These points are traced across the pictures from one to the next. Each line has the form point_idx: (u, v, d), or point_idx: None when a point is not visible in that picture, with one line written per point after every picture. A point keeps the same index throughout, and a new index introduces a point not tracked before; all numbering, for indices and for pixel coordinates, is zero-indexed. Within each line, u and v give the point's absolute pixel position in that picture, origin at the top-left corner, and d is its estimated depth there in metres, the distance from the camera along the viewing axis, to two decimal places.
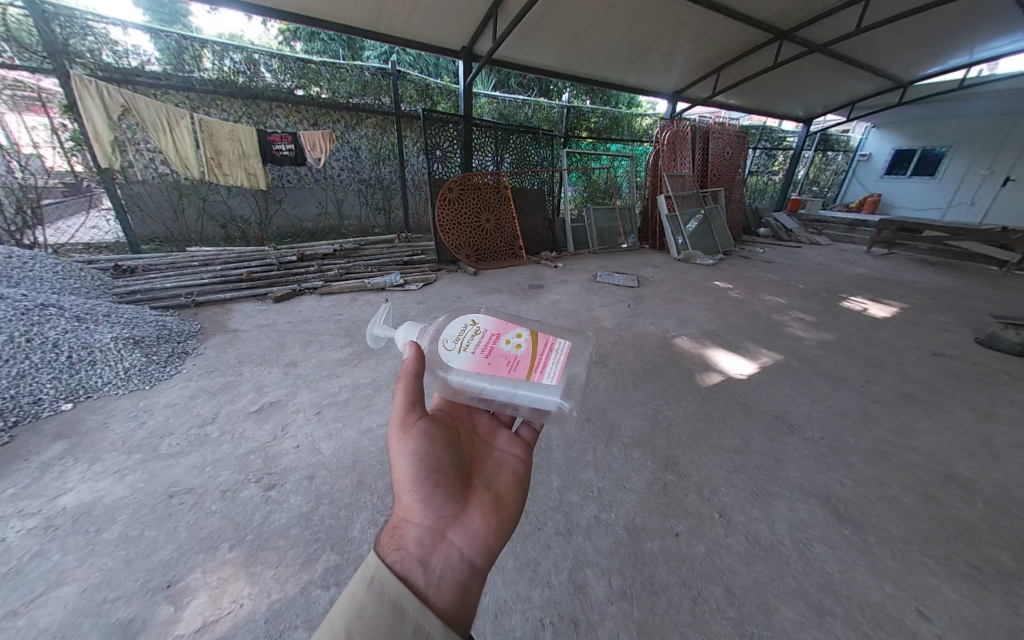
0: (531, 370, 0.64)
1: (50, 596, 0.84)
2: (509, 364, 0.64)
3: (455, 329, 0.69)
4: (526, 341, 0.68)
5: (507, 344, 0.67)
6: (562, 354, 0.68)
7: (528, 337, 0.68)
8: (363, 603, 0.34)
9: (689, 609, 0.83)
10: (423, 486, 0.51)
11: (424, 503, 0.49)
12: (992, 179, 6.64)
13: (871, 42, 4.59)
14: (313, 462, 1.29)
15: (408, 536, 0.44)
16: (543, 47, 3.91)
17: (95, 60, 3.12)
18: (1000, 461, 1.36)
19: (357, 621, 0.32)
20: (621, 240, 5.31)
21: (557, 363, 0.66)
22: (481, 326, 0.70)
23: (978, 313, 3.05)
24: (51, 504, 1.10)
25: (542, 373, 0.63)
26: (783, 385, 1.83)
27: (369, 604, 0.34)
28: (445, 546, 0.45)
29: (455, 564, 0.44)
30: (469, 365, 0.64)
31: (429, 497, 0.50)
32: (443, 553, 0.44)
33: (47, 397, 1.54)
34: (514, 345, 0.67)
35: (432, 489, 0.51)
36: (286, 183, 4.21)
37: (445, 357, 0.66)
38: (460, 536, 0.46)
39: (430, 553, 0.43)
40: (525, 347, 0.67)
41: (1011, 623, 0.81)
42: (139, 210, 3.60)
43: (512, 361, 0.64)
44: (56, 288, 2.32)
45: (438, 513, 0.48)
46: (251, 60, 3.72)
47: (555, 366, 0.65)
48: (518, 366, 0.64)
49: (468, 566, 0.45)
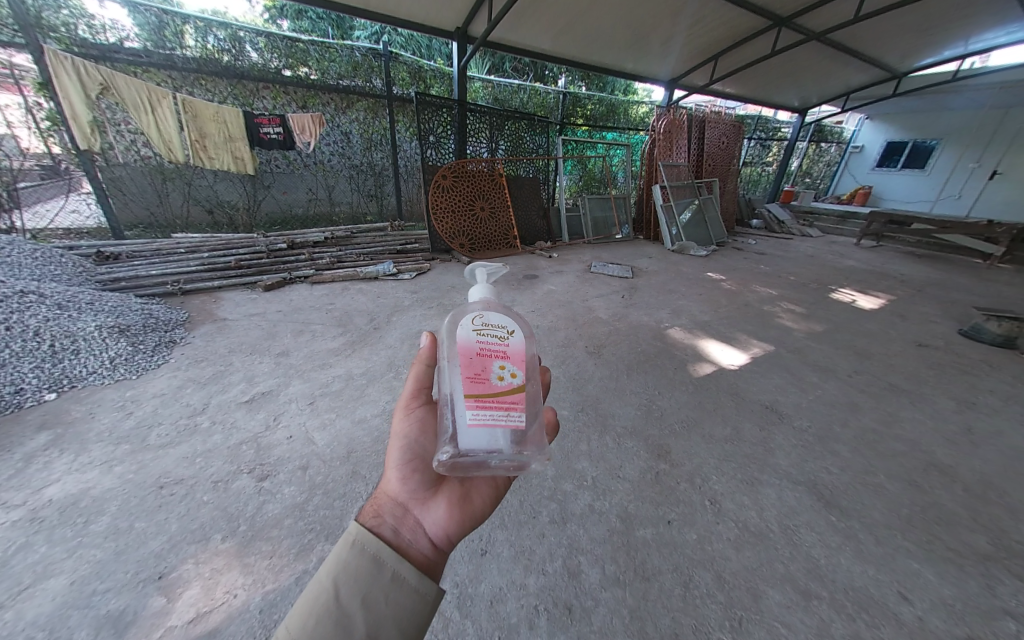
0: (474, 399, 0.53)
1: (37, 588, 0.83)
2: (477, 373, 0.55)
3: (496, 315, 0.62)
4: (511, 386, 0.56)
5: (502, 367, 0.57)
6: (504, 427, 0.53)
7: (514, 386, 0.56)
8: (345, 559, 0.39)
9: (680, 594, 0.84)
10: (406, 463, 0.54)
11: (403, 479, 0.52)
12: (980, 173, 6.68)
13: (870, 32, 4.54)
14: (306, 452, 1.28)
15: (383, 507, 0.48)
16: (539, 30, 3.78)
17: (71, 34, 2.95)
18: (979, 449, 1.40)
19: (342, 574, 0.37)
20: (616, 231, 5.28)
21: (488, 421, 0.53)
22: (513, 335, 0.61)
23: (962, 305, 3.11)
24: (36, 495, 1.07)
25: (472, 408, 0.52)
26: (773, 375, 1.86)
27: (351, 560, 0.39)
28: (412, 521, 0.49)
29: (421, 537, 0.48)
30: (463, 341, 0.57)
31: (408, 474, 0.53)
32: (411, 527, 0.48)
33: (29, 387, 1.50)
34: (501, 374, 0.56)
35: (413, 468, 0.54)
36: (274, 168, 4.08)
37: (467, 318, 0.60)
38: (429, 512, 0.50)
39: (401, 523, 0.47)
40: (501, 383, 0.56)
41: (986, 603, 0.85)
42: (121, 194, 3.48)
43: (484, 376, 0.55)
44: (36, 275, 2.24)
45: (413, 491, 0.51)
46: (235, 37, 3.56)
47: (492, 427, 0.53)
48: (474, 383, 0.54)
49: (433, 542, 0.48)
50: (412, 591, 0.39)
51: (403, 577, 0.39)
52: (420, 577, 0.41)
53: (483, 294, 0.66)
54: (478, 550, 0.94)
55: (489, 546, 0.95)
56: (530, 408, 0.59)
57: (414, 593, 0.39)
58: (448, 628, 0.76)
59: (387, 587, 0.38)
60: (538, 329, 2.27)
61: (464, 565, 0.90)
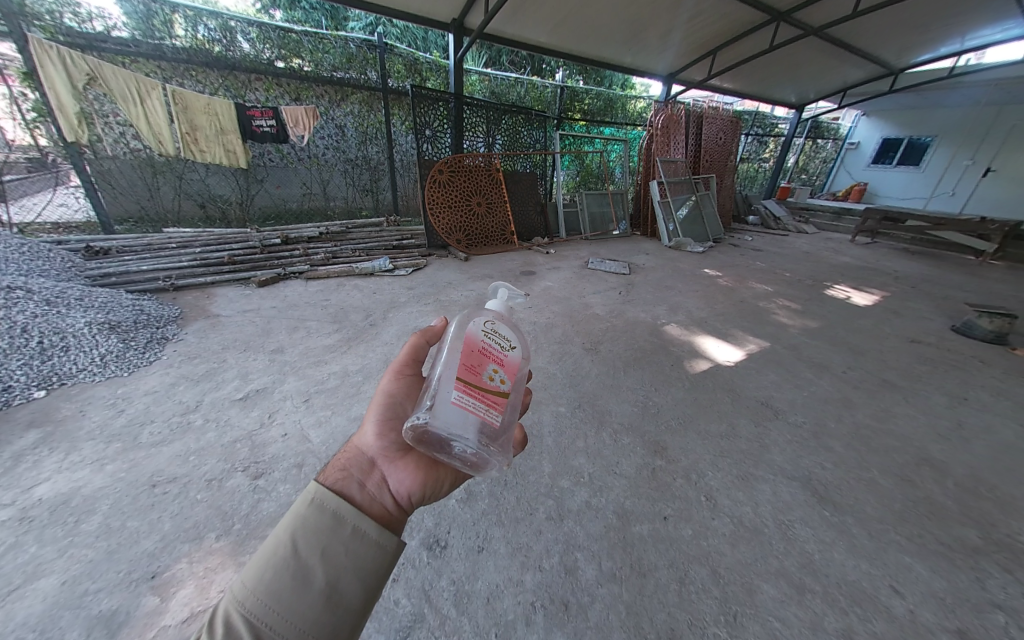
0: (463, 385, 0.53)
1: (27, 589, 0.82)
2: (473, 365, 0.55)
3: (508, 327, 0.62)
4: (498, 389, 0.56)
5: (496, 371, 0.57)
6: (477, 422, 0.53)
7: (500, 391, 0.56)
8: (304, 514, 0.38)
9: (676, 590, 0.85)
10: (382, 423, 0.55)
11: (377, 436, 0.53)
12: (973, 170, 6.71)
13: (867, 28, 4.52)
14: (302, 450, 1.27)
15: (351, 463, 0.48)
16: (536, 23, 3.74)
17: (56, 23, 2.85)
18: (970, 444, 1.42)
19: (301, 529, 0.36)
20: (614, 227, 5.26)
21: (465, 411, 0.52)
22: (516, 349, 0.61)
23: (954, 301, 3.15)
24: (26, 494, 1.06)
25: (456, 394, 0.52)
26: (768, 371, 1.87)
27: (310, 514, 0.38)
28: (378, 477, 0.48)
29: (385, 493, 0.47)
30: (468, 333, 0.57)
31: (383, 431, 0.54)
32: (377, 483, 0.48)
33: (18, 385, 1.47)
34: (492, 376, 0.56)
35: (389, 428, 0.54)
36: (267, 162, 4.01)
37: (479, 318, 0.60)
38: (397, 470, 0.50)
39: (367, 478, 0.47)
40: (490, 383, 0.55)
41: (976, 596, 0.86)
42: (110, 188, 3.40)
43: (478, 370, 0.55)
44: (23, 270, 2.20)
45: (385, 448, 0.51)
46: (226, 27, 3.48)
47: (468, 413, 0.52)
48: (468, 372, 0.54)
49: (397, 499, 0.48)
50: (372, 544, 0.38)
51: (363, 531, 0.39)
52: (381, 531, 0.40)
53: (501, 303, 0.66)
54: (475, 547, 0.94)
55: (486, 543, 0.95)
56: (507, 418, 0.59)
57: (374, 545, 0.38)
58: (445, 626, 0.76)
59: (346, 539, 0.37)
60: (535, 325, 2.26)
61: (460, 562, 0.90)
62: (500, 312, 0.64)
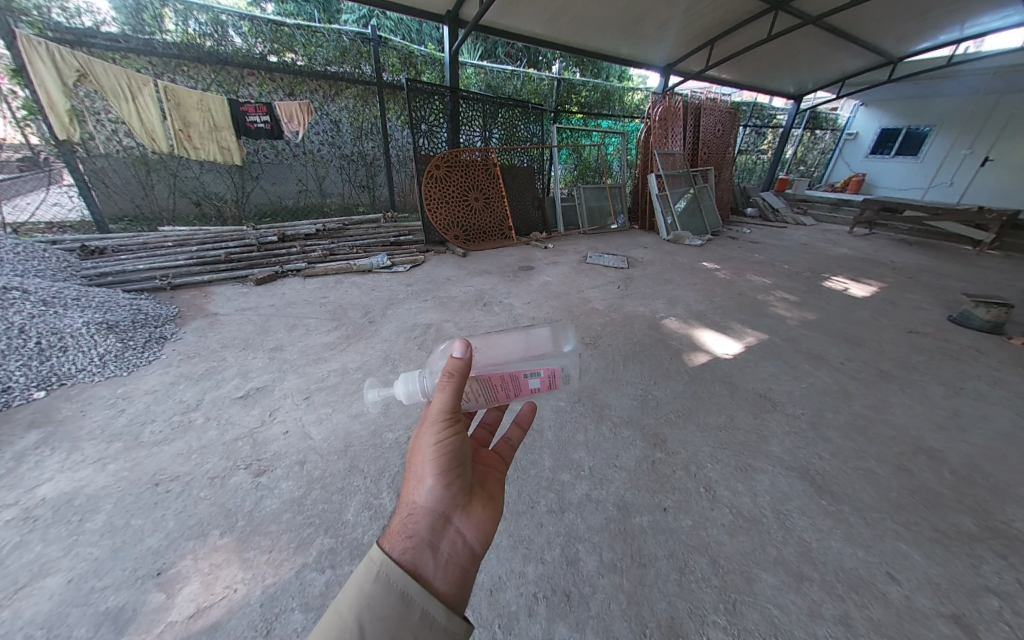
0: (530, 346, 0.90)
1: (34, 587, 0.82)
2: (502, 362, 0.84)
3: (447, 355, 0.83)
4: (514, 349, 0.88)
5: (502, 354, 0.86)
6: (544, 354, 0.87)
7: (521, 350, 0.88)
8: (370, 592, 0.37)
9: (676, 580, 0.86)
10: (441, 473, 0.52)
11: (436, 488, 0.51)
12: (972, 159, 6.67)
13: (866, 16, 4.48)
14: (303, 447, 1.28)
15: (417, 525, 0.46)
16: (532, 15, 3.68)
17: (44, 18, 2.78)
18: (966, 433, 1.43)
19: (365, 610, 0.35)
20: (612, 221, 5.23)
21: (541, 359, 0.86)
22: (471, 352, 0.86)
23: (951, 292, 3.16)
24: (28, 494, 1.06)
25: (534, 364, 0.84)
26: (766, 363, 1.88)
27: (377, 593, 0.37)
28: (451, 530, 0.48)
29: (459, 549, 0.47)
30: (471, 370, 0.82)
31: (443, 483, 0.52)
32: (450, 538, 0.47)
33: (17, 385, 1.46)
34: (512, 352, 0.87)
35: (448, 478, 0.52)
36: (262, 159, 3.98)
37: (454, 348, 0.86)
38: (466, 521, 0.50)
39: (439, 538, 0.46)
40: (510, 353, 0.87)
41: (972, 582, 0.88)
42: (104, 186, 3.37)
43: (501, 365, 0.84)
44: (19, 271, 2.18)
45: (449, 500, 0.50)
46: (217, 21, 3.43)
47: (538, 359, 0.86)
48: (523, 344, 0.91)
49: (471, 550, 0.48)
50: (442, 629, 0.38)
51: (432, 616, 0.38)
52: (449, 615, 0.39)
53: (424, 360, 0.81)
54: None
55: None
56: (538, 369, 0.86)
57: (444, 631, 0.38)
58: None
59: (416, 627, 0.36)
60: (535, 320, 2.27)
61: None
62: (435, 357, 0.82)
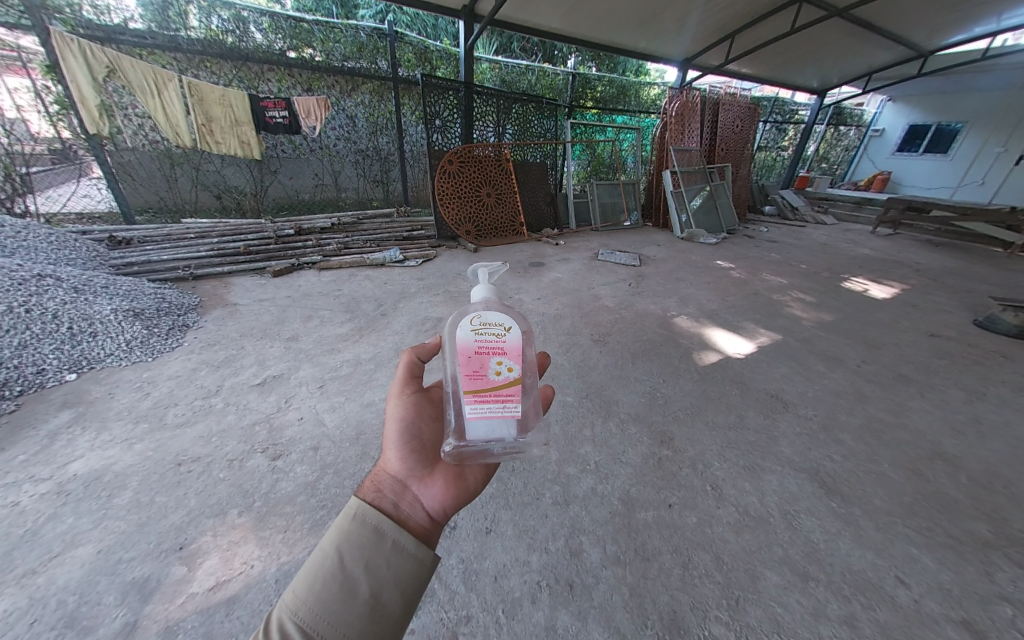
0: (474, 396, 0.56)
1: (68, 556, 0.88)
2: (474, 370, 0.57)
3: (496, 312, 0.61)
4: (507, 380, 0.58)
5: (500, 362, 0.58)
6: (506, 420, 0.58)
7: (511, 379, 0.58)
8: (348, 527, 0.39)
9: (679, 574, 0.87)
10: (406, 445, 0.55)
11: (401, 458, 0.53)
12: (1005, 157, 6.34)
13: (896, 8, 4.29)
14: (316, 433, 1.32)
15: (383, 484, 0.49)
16: (549, 8, 3.64)
17: (76, 15, 2.89)
18: (987, 440, 1.39)
19: (344, 541, 0.37)
20: (624, 218, 5.16)
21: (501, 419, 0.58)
22: (512, 331, 0.60)
23: (978, 295, 3.02)
24: (62, 470, 1.13)
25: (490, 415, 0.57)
26: (780, 364, 1.85)
27: (353, 527, 0.39)
28: (412, 495, 0.49)
29: (419, 510, 0.48)
30: (460, 340, 0.58)
31: (406, 454, 0.54)
32: (411, 502, 0.49)
33: (50, 368, 1.55)
34: (501, 373, 0.58)
35: (413, 449, 0.55)
36: (281, 153, 4.10)
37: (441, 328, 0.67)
38: (427, 488, 0.51)
39: (401, 498, 0.48)
40: (498, 377, 0.58)
41: (984, 589, 0.86)
42: (131, 179, 3.53)
43: (482, 371, 0.57)
44: (52, 260, 2.29)
45: (412, 468, 0.52)
46: (239, 17, 3.52)
47: (490, 419, 0.57)
48: (473, 379, 0.57)
49: (430, 514, 0.49)
50: (411, 557, 0.39)
51: (403, 545, 0.40)
52: (419, 544, 0.41)
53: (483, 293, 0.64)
54: (483, 528, 0.97)
55: (493, 525, 0.98)
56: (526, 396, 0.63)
57: (413, 558, 0.39)
58: (455, 602, 0.79)
59: (387, 553, 0.38)
60: (544, 317, 2.26)
61: (468, 542, 0.93)
62: (486, 298, 0.64)
